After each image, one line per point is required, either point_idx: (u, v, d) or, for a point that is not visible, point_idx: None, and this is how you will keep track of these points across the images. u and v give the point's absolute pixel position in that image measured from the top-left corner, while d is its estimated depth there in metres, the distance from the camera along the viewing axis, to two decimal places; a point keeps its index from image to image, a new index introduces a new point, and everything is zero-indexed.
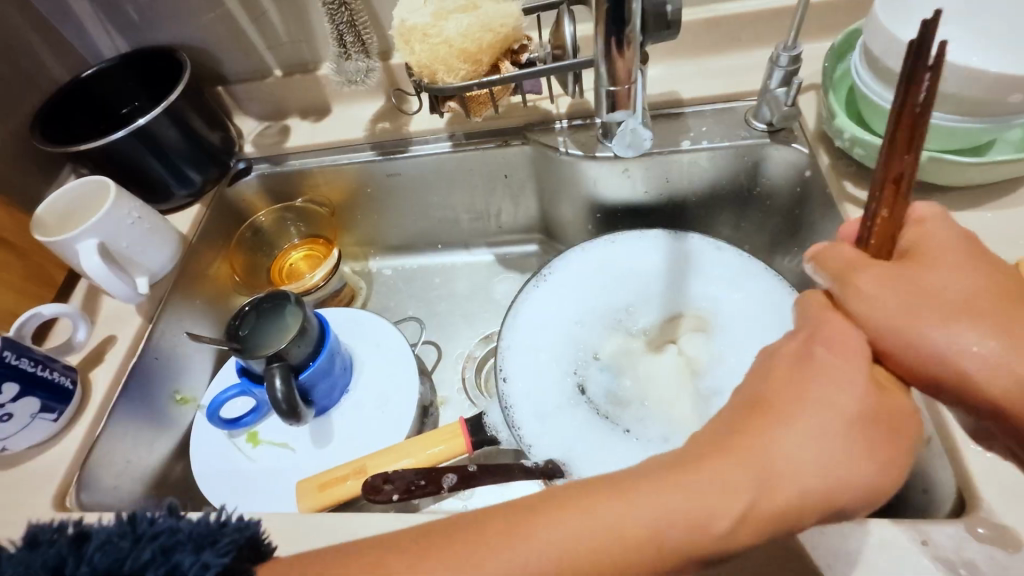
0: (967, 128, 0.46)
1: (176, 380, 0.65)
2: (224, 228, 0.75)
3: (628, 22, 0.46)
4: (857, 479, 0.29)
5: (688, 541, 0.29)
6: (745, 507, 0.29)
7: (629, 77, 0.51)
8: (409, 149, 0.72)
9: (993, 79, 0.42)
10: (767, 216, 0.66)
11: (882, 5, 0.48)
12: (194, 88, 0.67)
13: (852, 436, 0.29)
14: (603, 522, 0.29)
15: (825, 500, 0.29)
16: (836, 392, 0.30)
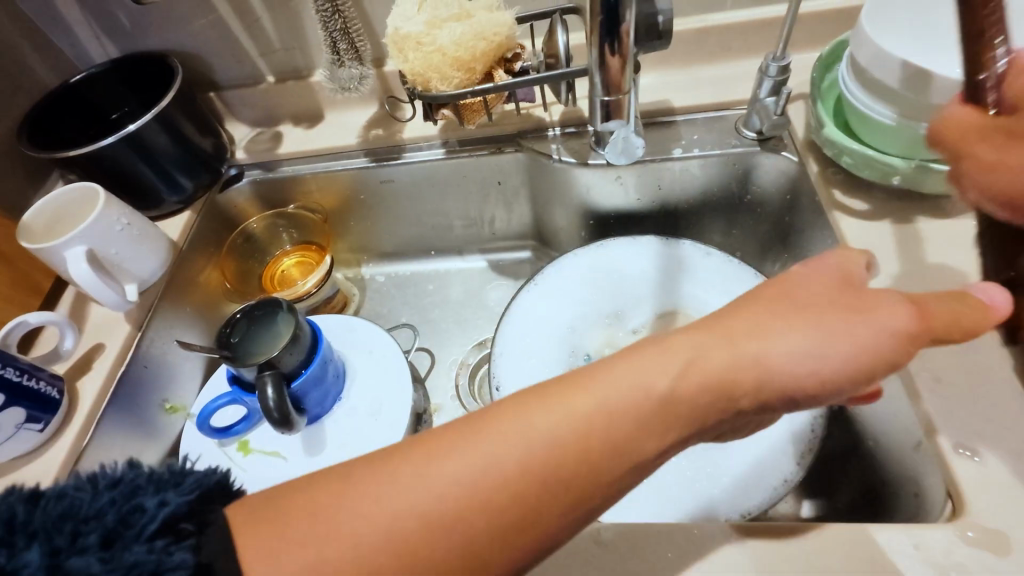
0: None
1: (165, 389, 0.64)
2: (215, 235, 0.74)
3: (620, 33, 0.46)
4: (798, 342, 0.32)
5: (642, 407, 0.32)
6: (679, 377, 0.33)
7: (623, 86, 0.51)
8: (402, 156, 0.72)
9: None
10: (758, 223, 0.66)
11: (868, 17, 0.49)
12: (186, 94, 0.66)
13: (776, 319, 0.34)
14: (555, 408, 0.32)
15: (767, 365, 0.33)
16: (767, 300, 0.35)
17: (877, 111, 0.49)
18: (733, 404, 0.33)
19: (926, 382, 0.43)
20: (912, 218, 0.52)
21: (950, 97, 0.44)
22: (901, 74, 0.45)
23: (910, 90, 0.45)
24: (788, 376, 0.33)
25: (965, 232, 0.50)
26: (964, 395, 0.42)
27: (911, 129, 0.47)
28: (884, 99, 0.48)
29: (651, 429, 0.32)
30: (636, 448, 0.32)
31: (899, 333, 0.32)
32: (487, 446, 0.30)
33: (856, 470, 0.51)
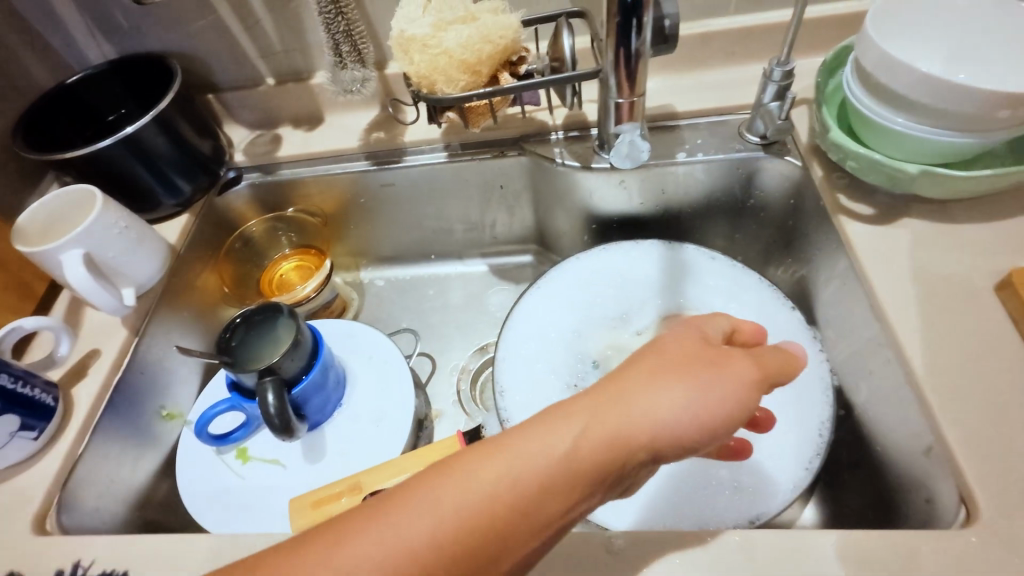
0: (956, 142, 0.47)
1: (162, 396, 0.63)
2: (213, 238, 0.73)
3: (637, 37, 0.47)
4: (679, 395, 0.33)
5: (543, 474, 0.31)
6: (577, 438, 0.32)
7: (640, 88, 0.52)
8: (404, 159, 0.71)
9: (983, 95, 0.42)
10: (761, 228, 0.66)
11: (872, 22, 0.49)
12: (185, 96, 0.66)
13: (660, 374, 0.34)
14: (452, 489, 0.31)
15: (658, 421, 0.33)
16: (650, 355, 0.36)
17: (881, 117, 0.49)
18: (633, 459, 0.33)
19: (936, 387, 0.43)
20: (917, 222, 0.52)
21: (955, 102, 0.44)
22: (906, 80, 0.45)
23: (916, 95, 0.45)
24: (676, 428, 0.33)
25: (970, 236, 0.50)
26: (974, 400, 0.42)
27: (916, 134, 0.47)
28: (890, 104, 0.48)
29: (557, 494, 0.31)
30: (541, 513, 0.31)
31: (750, 382, 0.35)
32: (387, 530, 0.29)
33: (865, 475, 0.50)
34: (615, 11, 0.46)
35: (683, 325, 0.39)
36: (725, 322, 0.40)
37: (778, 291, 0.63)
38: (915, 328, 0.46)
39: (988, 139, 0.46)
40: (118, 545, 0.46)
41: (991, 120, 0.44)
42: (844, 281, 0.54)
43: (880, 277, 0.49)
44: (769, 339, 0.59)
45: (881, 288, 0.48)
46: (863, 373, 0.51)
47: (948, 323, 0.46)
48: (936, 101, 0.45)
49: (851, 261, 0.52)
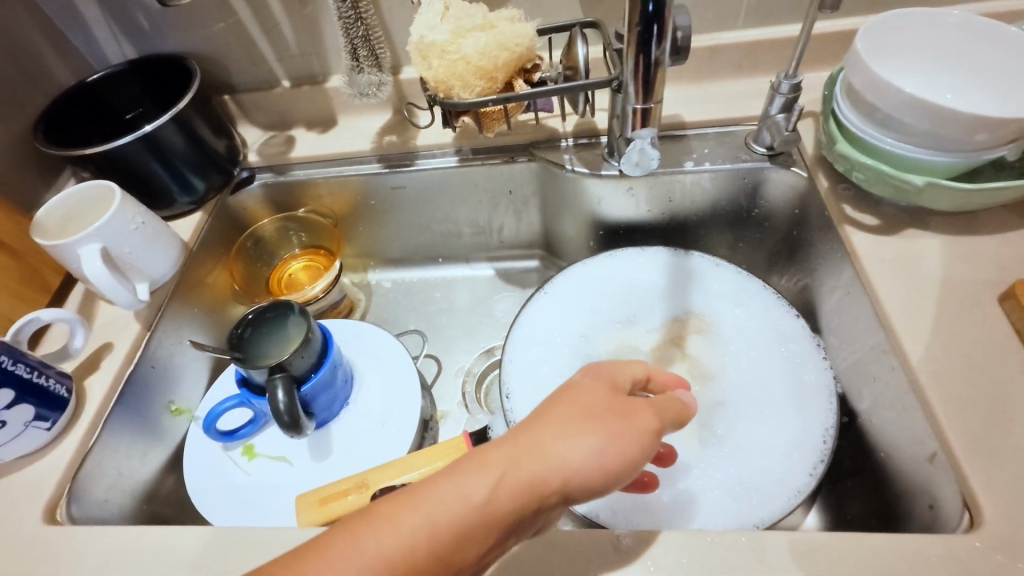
0: (942, 162, 0.47)
1: (170, 390, 0.63)
2: (224, 237, 0.74)
3: (658, 46, 0.48)
4: (589, 444, 0.33)
5: (457, 524, 0.30)
6: (494, 482, 0.31)
7: (657, 94, 0.53)
8: (416, 163, 0.72)
9: (970, 121, 0.43)
10: (765, 237, 0.68)
11: (863, 41, 0.50)
12: (203, 96, 0.67)
13: (577, 421, 0.34)
14: (376, 538, 0.30)
15: (569, 471, 0.32)
16: (571, 397, 0.35)
17: (871, 134, 0.50)
18: (546, 503, 0.32)
19: (940, 396, 0.43)
20: (919, 233, 0.53)
21: (942, 125, 0.45)
22: (892, 100, 0.47)
23: (904, 115, 0.47)
24: (584, 477, 0.33)
25: (973, 248, 0.51)
26: (976, 409, 0.42)
27: (904, 152, 0.48)
28: (879, 123, 0.49)
29: (471, 541, 0.31)
30: (455, 559, 0.30)
31: (653, 431, 0.35)
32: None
33: (868, 482, 0.51)
34: (637, 21, 0.46)
35: (595, 368, 0.38)
36: (639, 367, 0.40)
37: (782, 298, 0.64)
38: (918, 337, 0.47)
39: (976, 159, 0.47)
40: (128, 535, 0.46)
41: (969, 143, 0.46)
42: (848, 290, 0.55)
43: (885, 287, 0.50)
44: (773, 346, 0.60)
45: (885, 298, 0.49)
46: (867, 381, 0.52)
47: (951, 333, 0.46)
48: (920, 123, 0.46)
49: (856, 270, 0.53)
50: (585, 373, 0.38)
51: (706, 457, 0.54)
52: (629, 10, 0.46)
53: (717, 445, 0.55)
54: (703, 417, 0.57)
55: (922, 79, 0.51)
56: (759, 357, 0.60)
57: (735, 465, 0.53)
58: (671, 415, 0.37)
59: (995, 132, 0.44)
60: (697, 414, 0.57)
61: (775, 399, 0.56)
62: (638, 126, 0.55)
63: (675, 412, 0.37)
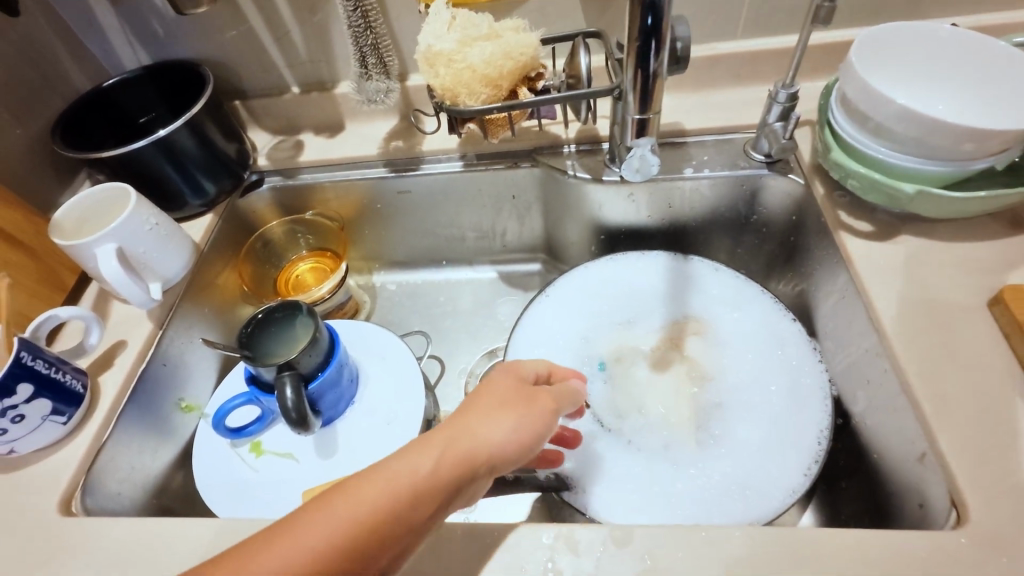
0: (933, 171, 0.49)
1: (181, 388, 0.65)
2: (233, 238, 0.76)
3: (655, 58, 0.50)
4: (505, 424, 0.38)
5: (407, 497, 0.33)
6: (435, 459, 0.35)
7: (655, 106, 0.54)
8: (421, 167, 0.74)
9: (960, 131, 0.45)
10: (763, 242, 0.69)
11: (858, 53, 0.51)
12: (215, 101, 0.69)
13: (492, 407, 0.39)
14: (341, 511, 0.32)
15: (494, 447, 0.37)
16: (483, 390, 0.41)
17: (864, 143, 0.51)
18: (478, 477, 0.37)
19: (931, 398, 0.45)
20: (912, 240, 0.54)
21: (933, 134, 0.46)
22: (884, 111, 0.48)
23: (895, 126, 0.48)
24: (507, 452, 0.38)
25: (966, 254, 0.52)
26: (966, 411, 0.44)
27: (897, 161, 0.50)
28: (873, 132, 0.50)
29: (420, 513, 0.34)
30: (406, 527, 0.33)
31: (552, 410, 0.41)
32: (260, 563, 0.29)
33: (862, 482, 0.52)
34: (635, 36, 0.48)
35: (505, 367, 0.44)
36: (540, 363, 0.46)
37: (779, 302, 0.65)
38: (911, 341, 0.48)
39: (965, 168, 0.48)
40: (141, 527, 0.47)
41: (959, 152, 0.47)
42: (844, 294, 0.56)
43: (879, 291, 0.51)
44: (770, 349, 0.61)
45: (879, 302, 0.51)
46: (861, 383, 0.53)
47: (943, 337, 0.48)
48: (912, 132, 0.47)
49: (851, 276, 0.54)
50: (497, 371, 0.44)
51: (703, 457, 0.56)
52: (629, 24, 0.48)
53: (714, 445, 0.56)
54: (702, 418, 0.58)
55: (917, 89, 0.52)
56: (757, 360, 0.61)
57: (731, 464, 0.55)
58: (565, 397, 0.44)
59: (982, 142, 0.45)
60: (695, 415, 0.59)
61: (772, 402, 0.58)
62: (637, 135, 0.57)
63: (566, 396, 0.44)
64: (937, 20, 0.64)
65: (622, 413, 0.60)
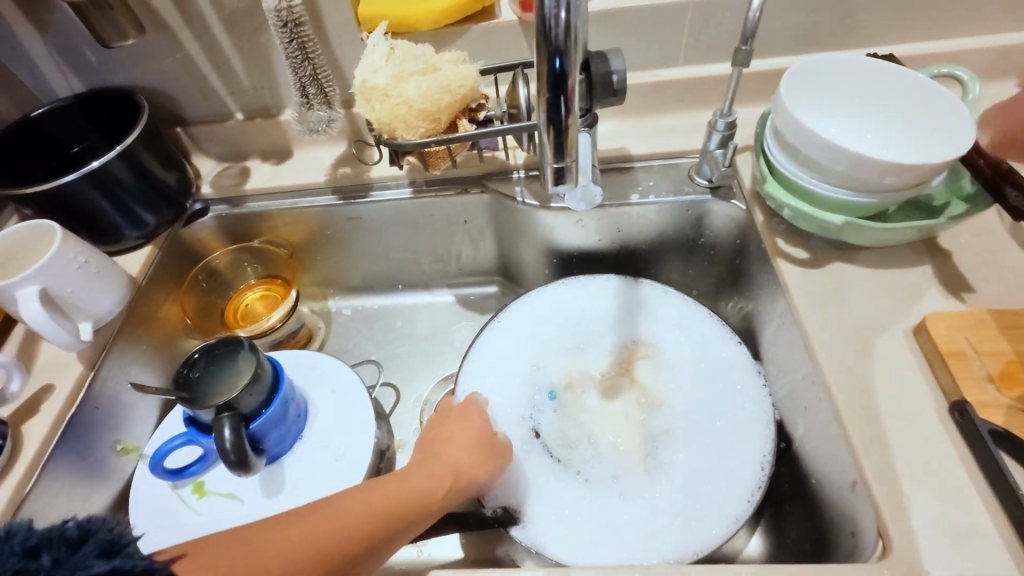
0: (858, 202, 0.50)
1: (117, 430, 0.62)
2: (176, 269, 0.73)
3: (566, 108, 0.46)
4: (478, 455, 0.52)
5: (411, 501, 0.45)
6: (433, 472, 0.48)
7: (572, 152, 0.50)
8: (370, 194, 0.73)
9: (879, 164, 0.46)
10: (712, 264, 0.70)
11: (787, 86, 0.52)
12: (151, 131, 0.67)
13: (471, 439, 0.52)
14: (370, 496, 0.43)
15: (470, 470, 0.50)
16: (465, 424, 0.54)
17: (795, 174, 0.52)
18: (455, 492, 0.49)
19: (860, 427, 0.45)
20: (849, 267, 0.55)
21: (855, 166, 0.48)
22: (809, 143, 0.49)
23: (821, 158, 0.49)
24: (479, 478, 0.51)
25: (898, 279, 0.53)
26: (891, 439, 0.45)
27: (824, 192, 0.51)
28: (801, 163, 0.52)
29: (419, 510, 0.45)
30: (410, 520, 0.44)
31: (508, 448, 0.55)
32: (333, 525, 0.40)
33: (804, 506, 0.53)
34: (545, 86, 0.45)
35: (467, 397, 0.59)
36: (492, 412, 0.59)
37: (727, 325, 0.66)
38: (843, 369, 0.49)
39: (887, 200, 0.50)
40: None
41: (880, 185, 0.48)
42: (782, 320, 0.57)
43: (814, 318, 0.52)
44: (717, 372, 0.62)
45: (814, 330, 0.51)
46: (800, 408, 0.54)
47: (874, 364, 0.49)
48: (836, 165, 0.49)
49: (787, 301, 0.55)
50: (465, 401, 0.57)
51: (651, 484, 0.56)
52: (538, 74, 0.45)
53: (661, 472, 0.57)
54: (650, 444, 0.59)
55: (841, 122, 0.54)
56: (704, 384, 0.62)
57: (678, 491, 0.55)
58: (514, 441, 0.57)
59: (901, 175, 0.47)
60: (643, 442, 0.59)
61: (718, 426, 0.58)
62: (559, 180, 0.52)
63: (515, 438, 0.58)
64: (868, 48, 0.66)
65: (572, 443, 0.60)
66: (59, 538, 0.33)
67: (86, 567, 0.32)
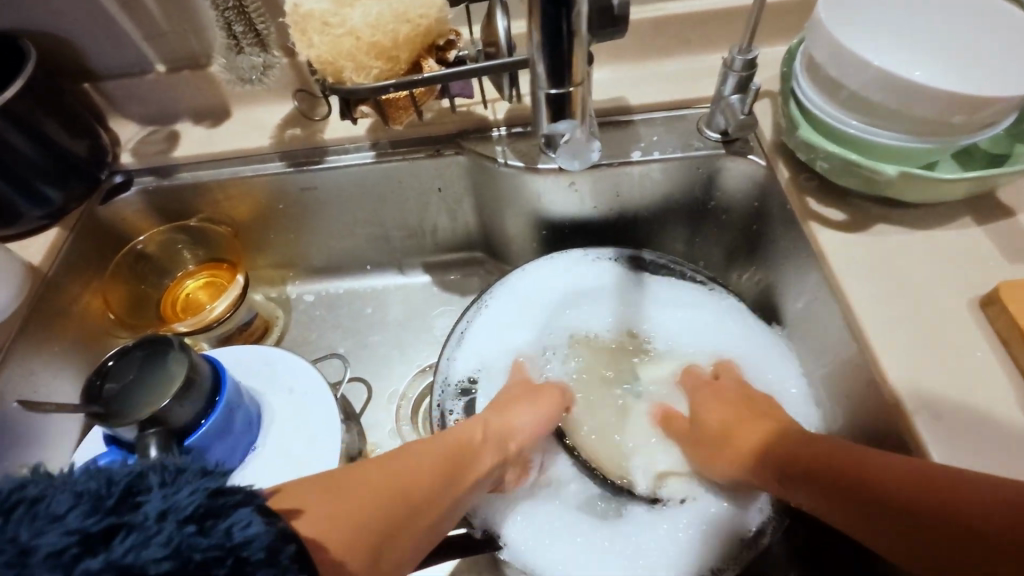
0: (915, 148, 0.41)
1: (25, 452, 0.53)
2: (96, 256, 0.62)
3: (572, 15, 0.38)
4: (525, 414, 0.50)
5: (465, 455, 0.45)
6: (481, 435, 0.47)
7: (578, 76, 0.42)
8: (326, 160, 0.62)
9: (950, 97, 0.37)
10: (723, 230, 0.61)
11: (825, 9, 0.43)
12: (47, 86, 0.54)
13: (520, 398, 0.52)
14: (426, 448, 0.44)
15: (526, 429, 0.49)
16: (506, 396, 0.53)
17: (835, 117, 0.43)
18: (504, 447, 0.48)
19: (929, 425, 0.37)
20: (893, 229, 0.47)
21: (916, 102, 0.39)
22: (860, 75, 0.40)
23: (871, 95, 0.40)
24: (531, 438, 0.50)
25: (955, 241, 0.45)
26: (966, 438, 0.37)
27: (871, 138, 0.42)
28: (844, 103, 0.42)
29: (471, 472, 0.44)
30: (463, 473, 0.44)
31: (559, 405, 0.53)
32: (400, 483, 0.39)
33: None
34: None
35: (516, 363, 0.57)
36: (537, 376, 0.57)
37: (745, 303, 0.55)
38: (899, 353, 0.40)
39: (950, 144, 0.41)
40: None
41: (945, 126, 0.39)
42: (816, 294, 0.48)
43: (860, 292, 0.44)
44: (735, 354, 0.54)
45: (860, 306, 0.43)
46: (839, 398, 0.46)
47: (936, 345, 0.40)
48: (890, 102, 0.40)
49: (823, 272, 0.46)
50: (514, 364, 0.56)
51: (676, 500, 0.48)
52: None
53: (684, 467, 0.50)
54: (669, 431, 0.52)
55: (890, 54, 0.46)
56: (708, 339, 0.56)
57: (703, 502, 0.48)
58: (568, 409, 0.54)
59: (975, 113, 0.38)
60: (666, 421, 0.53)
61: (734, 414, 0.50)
62: (558, 115, 0.45)
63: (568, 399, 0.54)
64: None
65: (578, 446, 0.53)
66: (161, 462, 0.28)
67: (193, 483, 0.27)
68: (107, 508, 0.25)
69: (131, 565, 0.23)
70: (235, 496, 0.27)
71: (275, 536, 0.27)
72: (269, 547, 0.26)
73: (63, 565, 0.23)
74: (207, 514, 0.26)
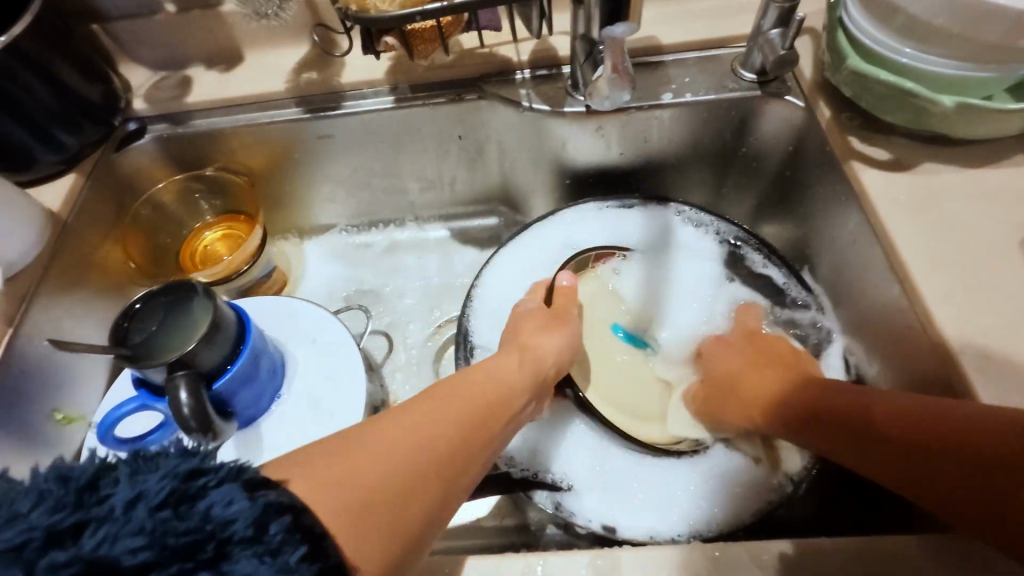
0: (970, 77, 0.40)
1: (54, 398, 0.53)
2: (113, 205, 0.61)
3: None
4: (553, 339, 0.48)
5: (503, 391, 0.41)
6: (510, 363, 0.44)
7: None
8: (344, 104, 0.60)
9: (1016, 16, 0.35)
10: (754, 178, 0.59)
11: None
12: (56, 25, 0.52)
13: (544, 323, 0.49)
14: (457, 400, 0.38)
15: (556, 352, 0.47)
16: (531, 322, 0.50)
17: (885, 45, 0.42)
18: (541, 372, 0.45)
19: (975, 364, 0.36)
20: (939, 168, 0.45)
21: (983, 22, 0.37)
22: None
23: (931, 17, 0.38)
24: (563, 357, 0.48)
25: (1005, 181, 0.43)
26: (1016, 377, 0.36)
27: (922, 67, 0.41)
28: (901, 29, 0.41)
29: (507, 397, 0.41)
30: (497, 411, 0.39)
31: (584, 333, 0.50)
32: (429, 442, 0.33)
33: None
34: None
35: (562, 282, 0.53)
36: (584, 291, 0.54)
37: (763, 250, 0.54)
38: (946, 294, 0.39)
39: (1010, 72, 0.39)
40: None
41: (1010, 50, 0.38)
42: (856, 238, 0.47)
43: (904, 233, 0.42)
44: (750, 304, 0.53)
45: (905, 247, 0.41)
46: (877, 344, 0.45)
47: (982, 286, 0.39)
48: (951, 25, 0.38)
49: (866, 215, 0.45)
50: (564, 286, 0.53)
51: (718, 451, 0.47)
52: None
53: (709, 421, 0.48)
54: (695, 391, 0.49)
55: None
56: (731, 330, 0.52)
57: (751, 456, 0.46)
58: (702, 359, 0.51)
59: None
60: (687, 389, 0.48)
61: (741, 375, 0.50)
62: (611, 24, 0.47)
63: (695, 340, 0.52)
64: None
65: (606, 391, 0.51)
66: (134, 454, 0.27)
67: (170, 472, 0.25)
68: (71, 502, 0.24)
69: (105, 557, 0.22)
70: (214, 475, 0.26)
71: (262, 509, 0.25)
72: (253, 524, 0.25)
73: (21, 560, 0.22)
74: (181, 498, 0.25)
